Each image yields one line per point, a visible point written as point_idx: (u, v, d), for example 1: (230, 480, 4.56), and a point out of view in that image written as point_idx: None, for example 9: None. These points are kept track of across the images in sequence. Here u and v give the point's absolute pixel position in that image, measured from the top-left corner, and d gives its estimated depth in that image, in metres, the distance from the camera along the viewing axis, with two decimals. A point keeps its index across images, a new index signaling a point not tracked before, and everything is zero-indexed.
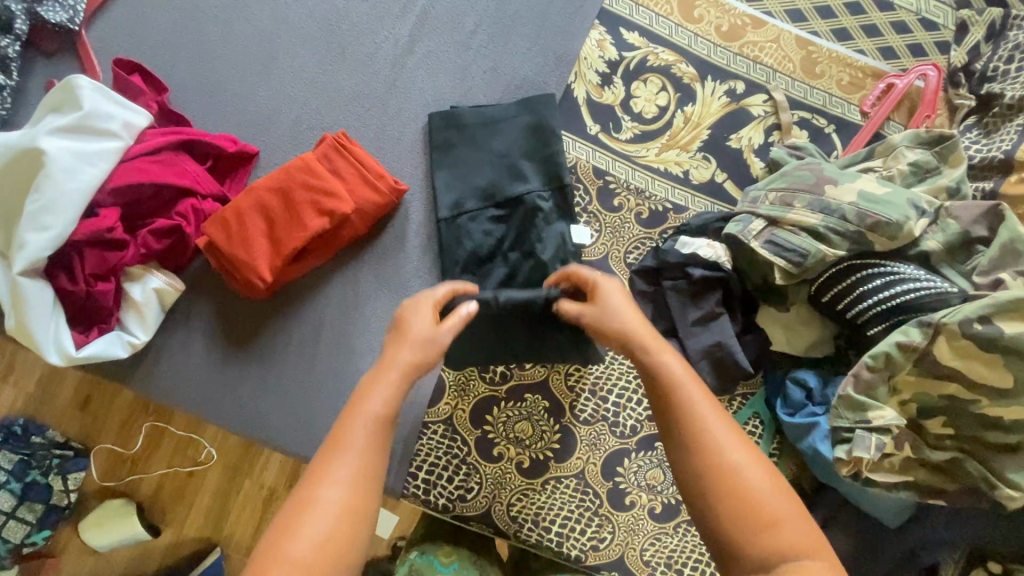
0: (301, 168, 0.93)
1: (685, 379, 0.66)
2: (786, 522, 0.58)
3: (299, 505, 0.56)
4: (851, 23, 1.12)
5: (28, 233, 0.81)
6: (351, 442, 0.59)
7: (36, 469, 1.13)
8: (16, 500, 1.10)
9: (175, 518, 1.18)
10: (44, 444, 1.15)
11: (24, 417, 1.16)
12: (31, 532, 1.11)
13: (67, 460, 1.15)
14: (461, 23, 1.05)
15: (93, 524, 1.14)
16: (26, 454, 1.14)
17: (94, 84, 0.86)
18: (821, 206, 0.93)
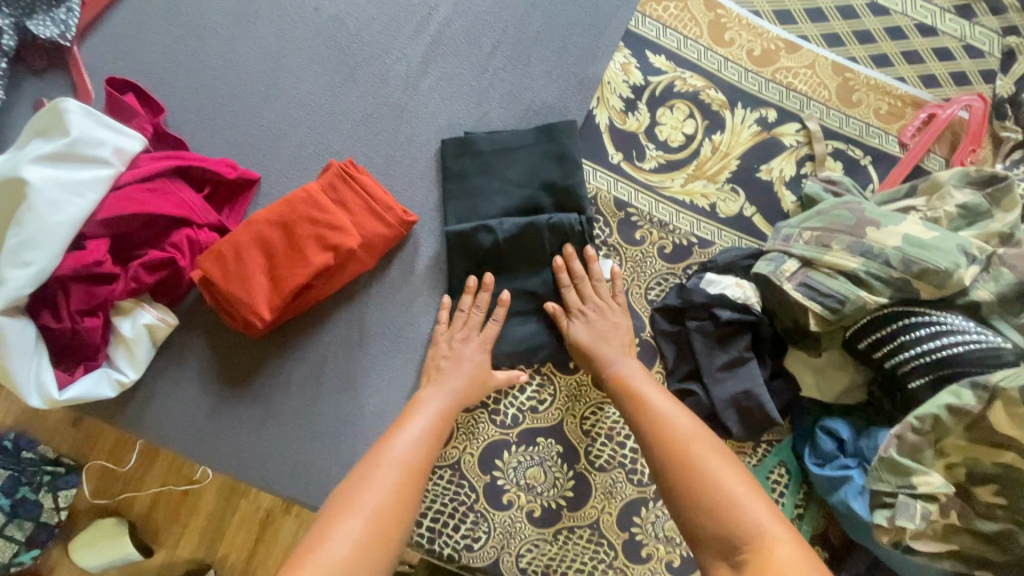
0: (305, 200, 0.87)
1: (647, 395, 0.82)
2: (748, 500, 0.68)
3: (352, 494, 0.71)
4: (891, 49, 1.05)
5: (6, 269, 0.75)
6: (393, 451, 0.76)
7: (25, 486, 1.07)
8: (6, 517, 1.05)
9: (167, 540, 1.11)
10: (34, 459, 1.08)
11: (15, 430, 1.09)
12: (18, 551, 1.06)
13: (58, 476, 1.08)
14: (478, 43, 0.99)
15: (83, 545, 1.08)
16: (15, 470, 1.07)
17: (84, 107, 0.80)
18: (862, 249, 0.86)
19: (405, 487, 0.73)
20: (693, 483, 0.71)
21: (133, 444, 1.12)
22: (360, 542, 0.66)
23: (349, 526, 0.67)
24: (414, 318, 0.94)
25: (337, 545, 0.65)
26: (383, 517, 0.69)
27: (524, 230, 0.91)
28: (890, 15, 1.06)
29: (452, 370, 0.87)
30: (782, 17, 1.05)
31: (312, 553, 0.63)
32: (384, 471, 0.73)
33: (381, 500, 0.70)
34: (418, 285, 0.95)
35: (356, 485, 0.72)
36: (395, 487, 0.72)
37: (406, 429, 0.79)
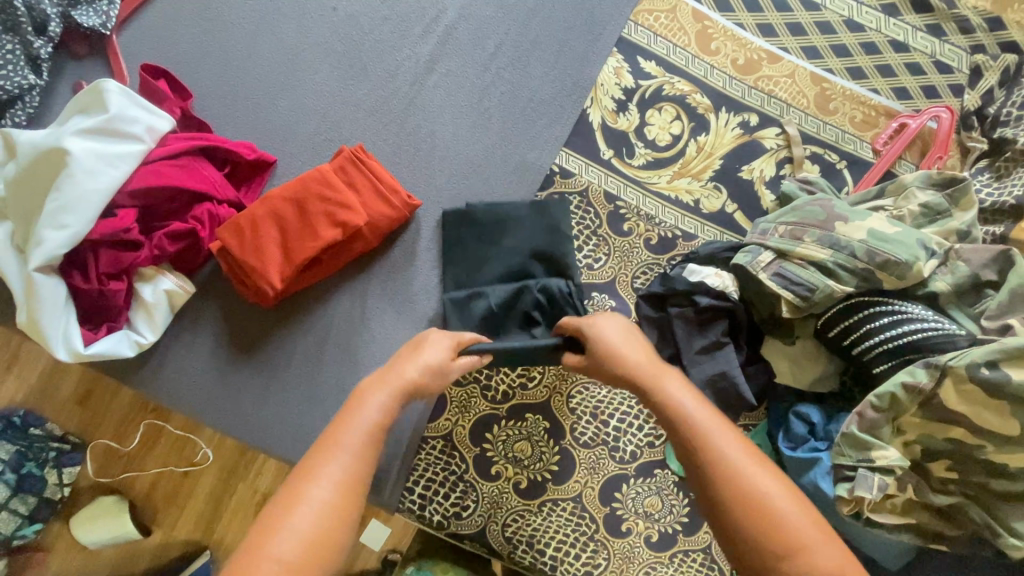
0: (317, 179, 0.94)
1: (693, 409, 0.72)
2: (817, 540, 0.62)
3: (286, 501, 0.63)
4: (866, 62, 1.13)
5: (45, 230, 0.82)
6: (339, 447, 0.67)
7: (32, 462, 1.12)
8: (10, 491, 1.09)
9: (166, 519, 1.17)
10: (42, 436, 1.15)
11: (24, 408, 1.16)
12: (22, 524, 1.10)
13: (63, 453, 1.14)
14: (482, 45, 1.07)
15: (84, 521, 1.13)
16: (23, 446, 1.13)
17: (121, 88, 0.88)
18: (831, 242, 0.93)
19: (357, 477, 0.66)
20: (762, 521, 0.63)
21: (136, 425, 1.18)
22: (310, 543, 0.61)
23: (293, 524, 0.61)
24: (414, 297, 1.01)
25: (282, 547, 0.60)
26: (336, 514, 0.63)
27: (517, 294, 0.97)
28: (866, 31, 1.14)
29: (407, 359, 0.79)
30: (765, 29, 1.12)
31: (258, 552, 0.59)
32: (335, 462, 0.66)
33: (329, 497, 0.64)
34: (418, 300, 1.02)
35: (303, 475, 0.65)
36: (338, 487, 0.65)
37: (364, 411, 0.71)
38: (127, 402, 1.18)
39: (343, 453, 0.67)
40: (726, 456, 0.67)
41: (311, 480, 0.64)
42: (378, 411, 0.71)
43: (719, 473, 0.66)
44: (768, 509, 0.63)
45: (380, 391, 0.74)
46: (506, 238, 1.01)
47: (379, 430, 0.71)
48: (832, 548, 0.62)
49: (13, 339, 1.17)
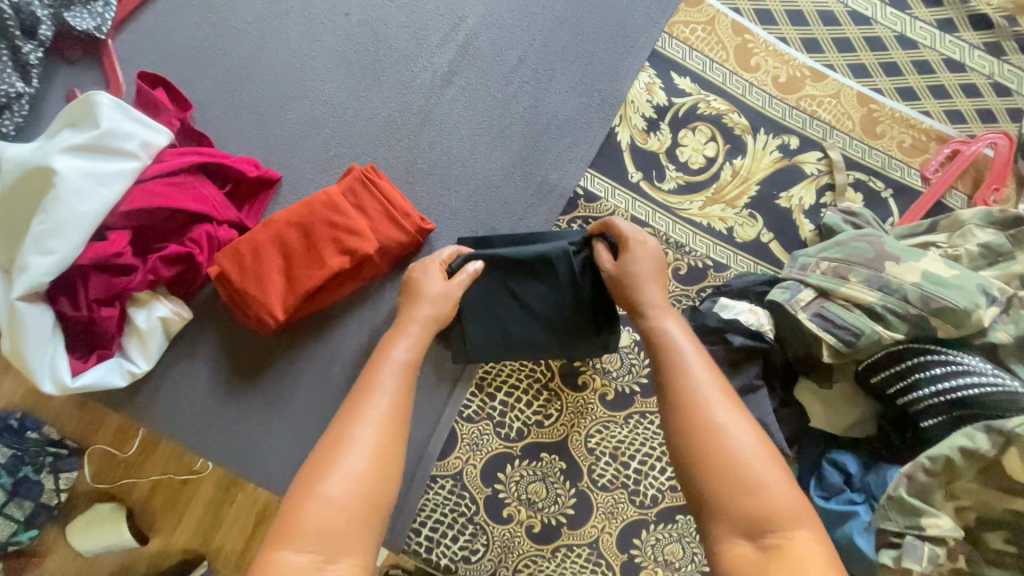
0: (324, 202, 0.86)
1: (683, 343, 0.72)
2: (775, 481, 0.59)
3: (337, 439, 0.62)
4: (917, 83, 1.05)
5: (29, 256, 0.75)
6: (381, 386, 0.67)
7: (29, 465, 1.03)
8: (7, 496, 1.01)
9: (164, 527, 1.10)
10: (38, 440, 1.06)
11: (21, 410, 1.07)
12: (17, 530, 1.02)
13: (61, 458, 1.06)
14: (505, 56, 1.00)
15: (80, 528, 1.06)
16: (19, 448, 1.04)
17: (115, 100, 0.81)
18: (880, 283, 0.86)
19: (397, 416, 0.65)
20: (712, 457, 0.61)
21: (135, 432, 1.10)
22: (361, 485, 0.59)
23: (347, 466, 0.59)
24: None
25: (336, 483, 0.58)
26: (385, 458, 0.61)
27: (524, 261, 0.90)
28: (919, 48, 1.05)
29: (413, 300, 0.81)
30: (809, 44, 1.04)
31: (308, 496, 0.57)
32: (377, 399, 0.66)
33: (379, 436, 0.62)
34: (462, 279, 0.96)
35: (345, 419, 0.63)
36: (386, 424, 0.64)
37: (390, 351, 0.73)
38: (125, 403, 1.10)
39: (382, 393, 0.67)
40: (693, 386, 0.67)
41: (362, 417, 0.63)
42: (404, 353, 0.73)
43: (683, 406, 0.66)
44: (723, 446, 0.62)
45: (402, 337, 0.75)
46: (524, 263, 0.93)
47: (405, 371, 0.71)
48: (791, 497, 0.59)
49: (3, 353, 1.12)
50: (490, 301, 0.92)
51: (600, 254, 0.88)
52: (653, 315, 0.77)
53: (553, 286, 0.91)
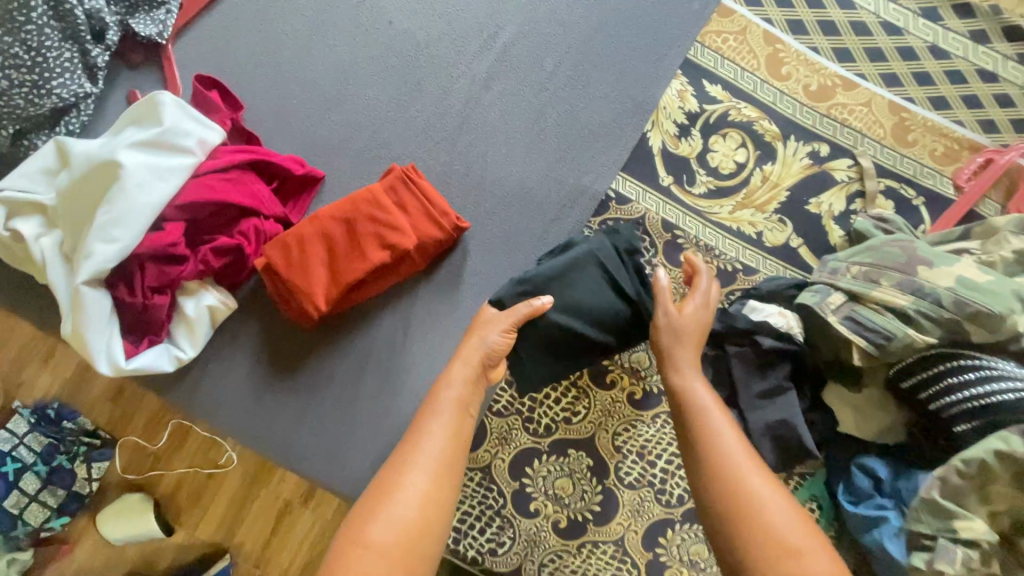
0: (368, 199, 0.90)
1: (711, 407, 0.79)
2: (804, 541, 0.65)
3: (384, 489, 0.72)
4: (950, 92, 1.05)
5: (95, 243, 0.80)
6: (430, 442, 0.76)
7: (63, 454, 1.12)
8: (40, 483, 1.10)
9: (190, 520, 1.18)
10: (73, 429, 1.15)
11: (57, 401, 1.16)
12: (49, 517, 1.11)
13: (93, 449, 1.15)
14: (541, 62, 1.02)
15: (111, 515, 1.14)
16: (55, 438, 1.12)
17: (177, 100, 0.86)
18: (913, 287, 0.86)
19: (445, 472, 0.74)
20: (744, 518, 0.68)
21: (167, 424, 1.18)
22: (402, 533, 0.68)
23: (390, 514, 0.69)
24: (458, 323, 0.97)
25: (382, 529, 0.68)
26: (427, 508, 0.71)
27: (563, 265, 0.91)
28: (951, 58, 1.06)
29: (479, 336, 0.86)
30: (841, 54, 1.06)
31: (355, 541, 0.67)
32: (424, 452, 0.75)
33: (423, 488, 0.72)
34: (502, 270, 0.99)
35: (395, 473, 0.73)
36: (431, 479, 0.73)
37: (443, 390, 0.82)
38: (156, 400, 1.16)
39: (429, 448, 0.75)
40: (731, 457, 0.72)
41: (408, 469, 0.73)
42: (460, 388, 0.82)
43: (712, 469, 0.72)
44: (758, 511, 0.67)
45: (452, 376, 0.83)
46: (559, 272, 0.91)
47: (456, 411, 0.80)
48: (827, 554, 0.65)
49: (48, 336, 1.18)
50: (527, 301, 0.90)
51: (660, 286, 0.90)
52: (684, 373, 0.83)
53: (594, 285, 0.91)
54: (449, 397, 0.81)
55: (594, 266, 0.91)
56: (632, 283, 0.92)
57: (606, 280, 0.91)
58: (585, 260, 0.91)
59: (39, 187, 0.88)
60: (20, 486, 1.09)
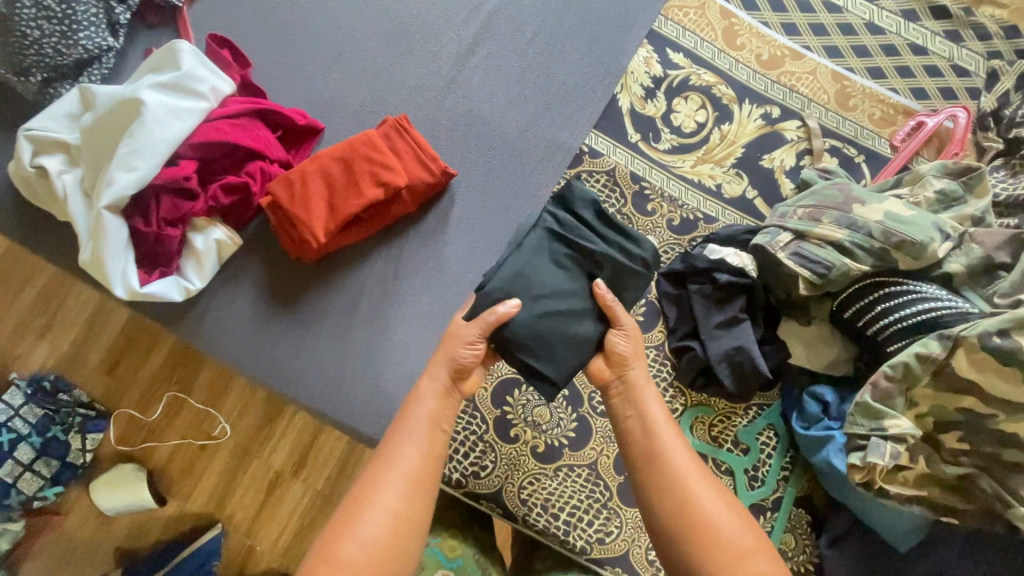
0: (365, 143, 1.00)
1: (664, 428, 0.87)
2: (740, 546, 0.77)
3: (356, 508, 0.75)
4: (885, 63, 1.18)
5: (116, 172, 0.89)
6: (401, 454, 0.80)
7: (58, 426, 1.27)
8: (35, 454, 1.24)
9: (181, 490, 1.32)
10: (68, 402, 1.30)
11: (54, 374, 1.32)
12: (43, 486, 1.25)
13: (87, 419, 1.30)
14: (521, 31, 1.14)
15: (103, 487, 1.27)
16: (50, 411, 1.27)
17: (194, 50, 0.96)
18: (848, 222, 0.97)
19: (416, 484, 0.78)
20: (699, 532, 0.78)
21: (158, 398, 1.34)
22: (373, 550, 0.72)
23: (361, 533, 0.73)
24: (444, 262, 1.07)
25: (356, 548, 0.72)
26: (399, 525, 0.75)
27: (536, 242, 0.92)
28: (886, 34, 1.19)
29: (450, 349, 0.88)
30: (788, 29, 1.18)
31: (329, 559, 0.71)
32: (397, 467, 0.79)
33: (395, 505, 0.76)
34: (486, 212, 1.08)
35: (366, 489, 0.76)
36: (402, 495, 0.77)
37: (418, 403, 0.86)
38: (151, 373, 1.34)
39: (400, 462, 0.79)
40: (682, 475, 0.82)
41: (378, 486, 0.76)
42: (433, 401, 0.86)
43: (663, 477, 0.83)
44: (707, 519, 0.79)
45: (428, 385, 0.87)
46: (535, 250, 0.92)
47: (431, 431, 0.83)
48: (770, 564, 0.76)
49: (48, 308, 1.35)
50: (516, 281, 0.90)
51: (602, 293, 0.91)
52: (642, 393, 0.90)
53: (570, 255, 0.92)
54: (421, 417, 0.84)
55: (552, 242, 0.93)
56: (605, 241, 0.94)
57: (570, 252, 0.92)
58: (547, 239, 0.93)
59: (62, 128, 0.96)
60: (15, 456, 1.22)
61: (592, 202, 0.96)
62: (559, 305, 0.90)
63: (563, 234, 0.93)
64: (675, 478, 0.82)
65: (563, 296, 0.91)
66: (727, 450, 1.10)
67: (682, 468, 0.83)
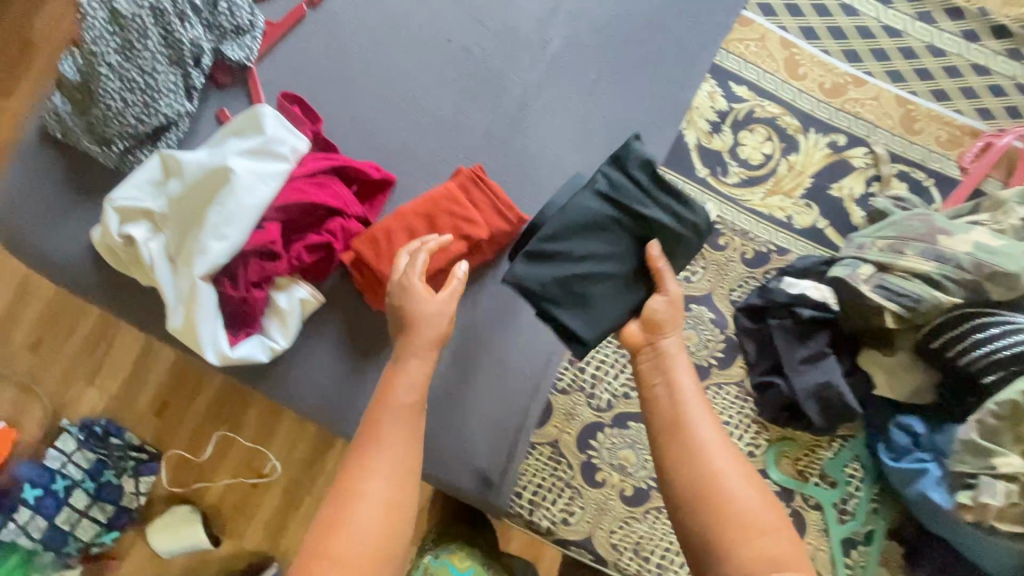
0: (444, 195, 1.01)
1: (688, 399, 0.84)
2: (764, 520, 0.73)
3: (342, 498, 0.70)
4: (949, 85, 1.18)
5: (209, 241, 0.91)
6: (386, 436, 0.76)
7: (110, 470, 1.30)
8: (90, 499, 1.27)
9: (235, 530, 1.34)
10: (120, 445, 1.32)
11: (105, 417, 1.35)
12: (100, 532, 1.28)
13: (141, 462, 1.32)
14: (584, 71, 1.13)
15: (160, 531, 1.30)
16: (103, 455, 1.31)
17: (276, 113, 0.97)
18: (936, 254, 0.97)
19: (406, 467, 0.74)
20: (726, 507, 0.74)
21: (207, 437, 1.35)
22: (370, 542, 0.67)
23: (355, 525, 0.68)
24: (518, 309, 1.09)
25: (350, 546, 0.66)
26: (390, 513, 0.70)
27: (583, 204, 0.94)
28: (948, 55, 1.18)
29: (419, 322, 0.86)
30: (850, 55, 1.18)
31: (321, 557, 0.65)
32: (383, 452, 0.74)
33: (387, 492, 0.71)
34: None
35: (353, 479, 0.71)
36: (390, 482, 0.72)
37: (394, 387, 0.81)
38: (201, 412, 1.36)
39: (385, 445, 0.75)
40: (705, 449, 0.79)
41: (364, 474, 0.72)
42: (415, 381, 0.82)
43: (688, 448, 0.80)
44: (733, 493, 0.75)
45: (405, 366, 0.83)
46: (584, 216, 0.94)
47: (410, 417, 0.78)
48: (788, 542, 0.73)
49: (97, 351, 1.37)
50: (561, 247, 0.94)
51: (652, 254, 0.93)
52: (666, 367, 0.87)
53: (619, 221, 0.94)
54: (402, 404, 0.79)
55: (599, 206, 0.95)
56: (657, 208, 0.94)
57: (616, 216, 0.94)
58: (595, 203, 0.95)
59: (146, 196, 0.97)
60: (70, 503, 1.26)
61: (648, 166, 0.95)
62: (598, 271, 0.93)
63: (613, 198, 0.95)
64: (699, 452, 0.79)
65: (603, 260, 0.94)
66: (813, 485, 1.09)
67: (708, 442, 0.80)
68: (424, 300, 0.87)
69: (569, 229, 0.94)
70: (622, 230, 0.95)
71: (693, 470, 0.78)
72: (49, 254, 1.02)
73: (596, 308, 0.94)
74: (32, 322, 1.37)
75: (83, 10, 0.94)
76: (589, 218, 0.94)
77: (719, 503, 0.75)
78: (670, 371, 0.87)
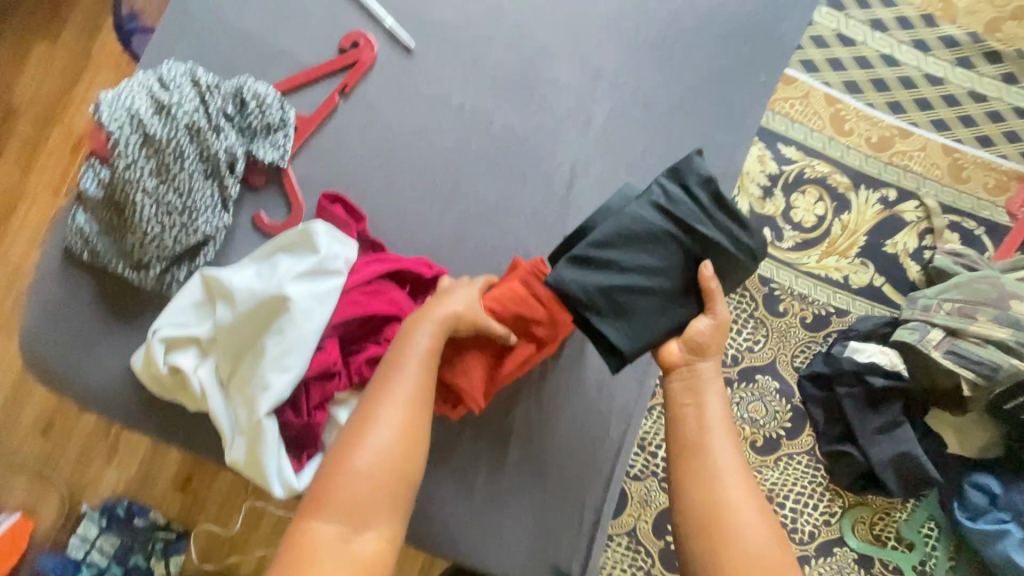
0: (508, 295, 0.90)
1: (712, 423, 0.83)
2: (754, 544, 0.74)
3: (363, 420, 0.75)
4: (993, 130, 1.17)
5: (271, 374, 0.86)
6: (405, 369, 0.78)
7: (138, 553, 1.24)
8: None
9: None
10: (146, 527, 1.26)
11: (126, 498, 1.28)
12: None
13: (169, 543, 1.25)
14: (632, 142, 1.08)
15: None
16: (128, 539, 1.25)
17: (328, 228, 0.93)
18: (1009, 320, 0.97)
19: (416, 404, 0.77)
20: (718, 531, 0.75)
21: (235, 509, 1.28)
22: (384, 461, 0.73)
23: (372, 442, 0.73)
24: (586, 395, 1.04)
25: (363, 460, 0.72)
26: (404, 441, 0.74)
27: (639, 211, 0.90)
28: (989, 100, 1.18)
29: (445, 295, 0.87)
30: (894, 107, 1.17)
31: (341, 469, 0.72)
32: (398, 382, 0.78)
33: (397, 421, 0.75)
34: None
35: (370, 404, 0.76)
36: (403, 425, 0.75)
37: (416, 330, 0.82)
38: (227, 485, 1.29)
39: (404, 375, 0.78)
40: (715, 473, 0.79)
41: (379, 407, 0.76)
42: (427, 339, 0.81)
43: (695, 467, 0.80)
44: (731, 516, 0.76)
45: (429, 319, 0.83)
46: (635, 229, 0.89)
47: (428, 359, 0.80)
48: None
49: (112, 430, 1.30)
50: (608, 257, 0.88)
51: (705, 272, 0.88)
52: (695, 389, 0.86)
53: (676, 234, 0.89)
54: (420, 347, 0.81)
55: (653, 218, 0.89)
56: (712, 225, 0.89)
57: (671, 229, 0.88)
58: (648, 213, 0.89)
59: (192, 322, 0.91)
60: None
61: (710, 181, 0.90)
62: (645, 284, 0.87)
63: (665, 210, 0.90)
64: (708, 473, 0.79)
65: (652, 274, 0.88)
66: (891, 548, 1.08)
67: (719, 466, 0.79)
68: (455, 292, 0.88)
69: (616, 237, 0.89)
70: (678, 248, 0.88)
71: (695, 481, 0.79)
72: (77, 376, 0.94)
73: (636, 318, 0.88)
74: (41, 407, 1.29)
75: (112, 136, 0.89)
76: (643, 229, 0.89)
77: (714, 527, 0.75)
78: (700, 398, 0.85)
